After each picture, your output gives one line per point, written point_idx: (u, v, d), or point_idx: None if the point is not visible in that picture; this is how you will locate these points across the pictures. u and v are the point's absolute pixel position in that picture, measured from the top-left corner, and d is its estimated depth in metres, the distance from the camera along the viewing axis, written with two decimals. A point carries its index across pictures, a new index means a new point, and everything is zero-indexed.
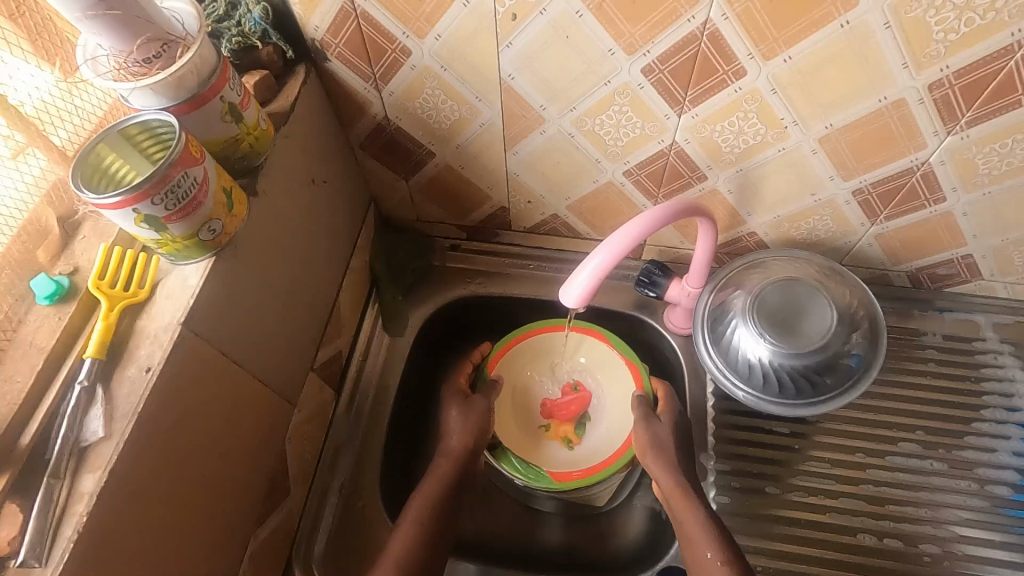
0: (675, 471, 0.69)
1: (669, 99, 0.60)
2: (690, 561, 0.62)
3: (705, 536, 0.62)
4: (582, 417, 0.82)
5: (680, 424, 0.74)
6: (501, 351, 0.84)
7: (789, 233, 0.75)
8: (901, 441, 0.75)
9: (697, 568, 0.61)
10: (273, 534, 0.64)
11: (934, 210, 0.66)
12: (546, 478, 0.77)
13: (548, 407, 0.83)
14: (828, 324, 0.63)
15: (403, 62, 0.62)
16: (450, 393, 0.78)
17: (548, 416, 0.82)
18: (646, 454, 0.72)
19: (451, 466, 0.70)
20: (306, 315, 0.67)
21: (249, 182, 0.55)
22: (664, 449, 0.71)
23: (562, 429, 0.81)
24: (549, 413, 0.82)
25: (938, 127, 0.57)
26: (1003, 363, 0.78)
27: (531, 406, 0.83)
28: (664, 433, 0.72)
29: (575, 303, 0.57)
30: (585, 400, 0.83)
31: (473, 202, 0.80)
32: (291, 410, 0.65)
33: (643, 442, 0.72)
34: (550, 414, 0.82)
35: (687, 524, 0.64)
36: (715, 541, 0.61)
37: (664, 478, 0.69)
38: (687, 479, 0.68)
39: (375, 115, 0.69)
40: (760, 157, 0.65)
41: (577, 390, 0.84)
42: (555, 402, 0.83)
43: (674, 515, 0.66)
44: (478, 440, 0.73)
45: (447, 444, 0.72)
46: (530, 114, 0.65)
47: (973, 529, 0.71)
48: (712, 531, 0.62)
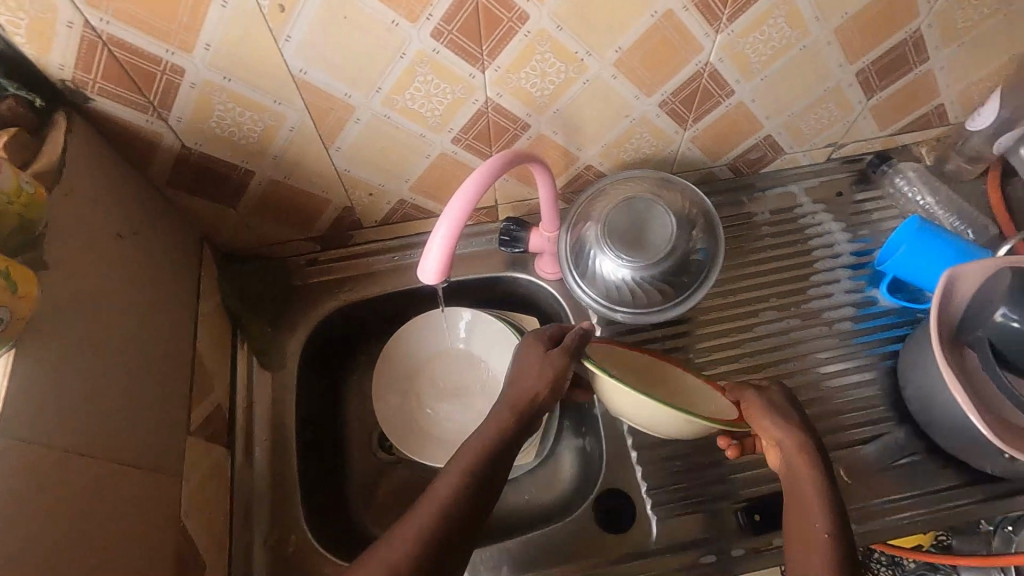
0: (795, 427, 0.63)
1: (467, 58, 0.60)
2: (794, 521, 0.60)
3: (819, 495, 0.59)
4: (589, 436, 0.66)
5: None
6: (388, 351, 0.83)
7: (619, 157, 0.79)
8: (761, 311, 0.84)
9: (800, 532, 0.58)
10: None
11: (729, 103, 0.74)
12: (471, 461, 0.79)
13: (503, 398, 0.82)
14: (670, 230, 0.68)
15: (180, 82, 0.56)
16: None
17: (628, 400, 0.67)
18: (756, 418, 0.64)
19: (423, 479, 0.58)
20: (161, 378, 0.61)
21: (35, 257, 0.48)
22: (771, 408, 0.64)
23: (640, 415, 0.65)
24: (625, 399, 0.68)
25: (707, 29, 0.63)
26: (820, 220, 0.89)
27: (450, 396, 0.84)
28: (757, 395, 0.65)
29: (434, 279, 0.57)
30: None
31: (313, 210, 0.77)
32: (179, 482, 0.60)
33: (756, 404, 0.65)
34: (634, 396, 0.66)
35: (802, 481, 0.60)
36: (821, 498, 0.58)
37: (787, 436, 0.62)
38: (808, 436, 0.62)
39: (170, 147, 0.63)
40: (570, 93, 0.67)
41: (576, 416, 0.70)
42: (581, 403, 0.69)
43: (788, 474, 0.62)
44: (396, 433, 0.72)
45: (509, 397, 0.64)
46: (337, 104, 0.62)
47: (834, 365, 0.81)
48: (828, 491, 0.59)
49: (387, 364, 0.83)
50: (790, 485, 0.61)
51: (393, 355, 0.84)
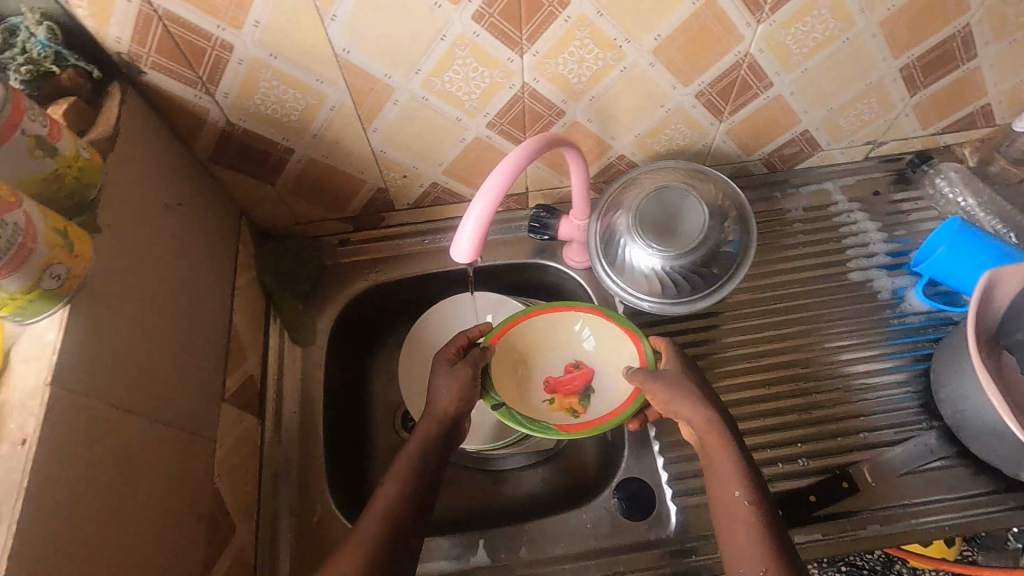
0: (704, 410, 0.62)
1: (507, 41, 0.61)
2: (716, 502, 0.59)
3: (734, 473, 0.58)
4: (589, 390, 0.74)
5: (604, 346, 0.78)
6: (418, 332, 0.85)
7: (652, 148, 0.79)
8: (791, 309, 0.84)
9: (724, 508, 0.58)
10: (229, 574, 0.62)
11: (767, 96, 0.73)
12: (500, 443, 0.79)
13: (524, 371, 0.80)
14: (703, 220, 0.67)
15: (228, 58, 0.58)
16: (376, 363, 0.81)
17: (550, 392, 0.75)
18: (669, 403, 0.64)
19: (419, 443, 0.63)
20: (200, 345, 0.63)
21: (88, 220, 0.50)
22: (685, 393, 0.64)
23: (567, 401, 0.73)
24: (551, 389, 0.75)
25: (749, 18, 0.62)
26: (856, 219, 0.88)
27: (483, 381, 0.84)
28: (675, 377, 0.66)
29: (466, 258, 0.57)
30: (591, 374, 0.75)
31: (349, 190, 0.78)
32: (213, 446, 0.62)
33: (662, 393, 0.65)
34: (553, 389, 0.74)
35: (717, 461, 0.60)
36: (743, 476, 0.58)
37: (697, 417, 0.62)
38: (717, 415, 0.62)
39: (216, 123, 0.65)
40: (606, 81, 0.67)
41: (579, 367, 0.76)
42: (557, 378, 0.75)
43: (705, 455, 0.61)
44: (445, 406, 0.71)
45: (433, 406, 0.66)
46: (377, 85, 0.63)
47: (863, 364, 0.80)
48: (745, 470, 0.58)
49: (416, 341, 0.84)
50: (705, 459, 0.62)
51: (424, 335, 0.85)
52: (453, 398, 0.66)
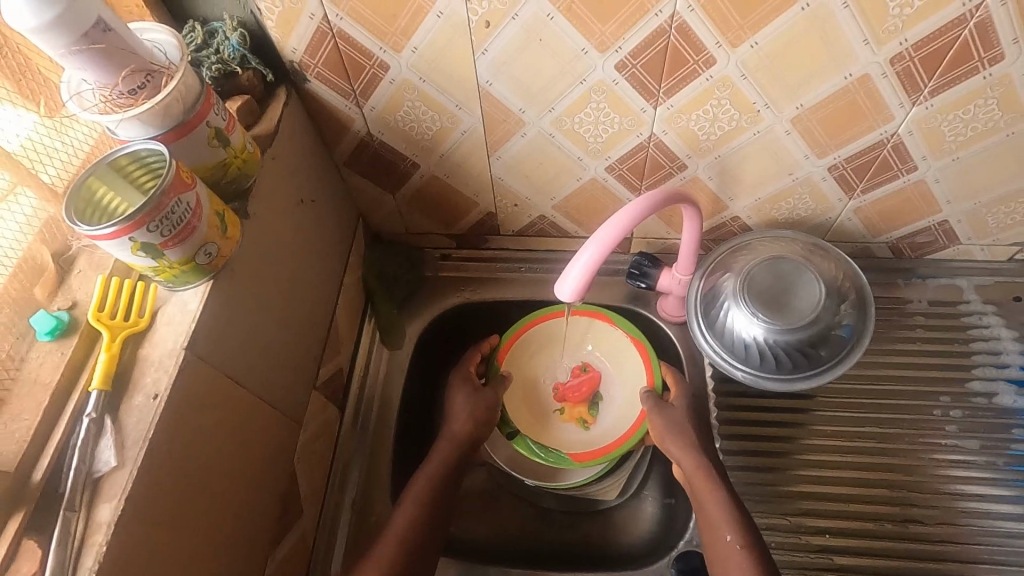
0: (698, 455, 0.69)
1: (644, 92, 0.61)
2: (708, 541, 0.65)
3: (727, 516, 0.64)
4: (596, 398, 0.83)
5: (692, 405, 0.76)
6: (510, 342, 0.85)
7: (771, 215, 0.77)
8: (899, 407, 0.77)
9: (716, 551, 0.64)
10: (289, 554, 0.64)
11: (908, 179, 0.69)
12: (566, 460, 0.79)
13: (561, 391, 0.84)
14: (818, 298, 0.64)
15: (382, 77, 0.63)
16: (457, 378, 0.82)
17: (561, 400, 0.84)
18: (664, 439, 0.73)
19: (450, 450, 0.73)
20: (305, 333, 0.67)
21: (240, 206, 0.55)
22: (681, 433, 0.72)
23: (576, 411, 0.83)
24: (562, 397, 0.84)
25: (903, 99, 0.59)
26: (988, 323, 0.80)
27: (544, 394, 0.84)
28: (679, 416, 0.74)
29: (570, 297, 0.57)
30: (597, 379, 0.84)
31: (461, 210, 0.81)
32: (299, 429, 0.66)
33: (660, 427, 0.73)
34: (563, 398, 0.84)
35: (708, 503, 0.66)
36: (734, 518, 0.64)
37: (687, 460, 0.69)
38: (707, 459, 0.69)
39: (358, 132, 0.70)
40: (736, 142, 0.66)
41: (587, 371, 0.85)
42: (566, 385, 0.84)
43: (694, 496, 0.68)
44: (479, 429, 0.76)
45: (450, 428, 0.75)
46: (510, 117, 0.66)
47: (976, 486, 0.72)
48: (733, 513, 0.65)
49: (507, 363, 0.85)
50: (698, 506, 0.67)
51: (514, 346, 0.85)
52: (466, 421, 0.76)
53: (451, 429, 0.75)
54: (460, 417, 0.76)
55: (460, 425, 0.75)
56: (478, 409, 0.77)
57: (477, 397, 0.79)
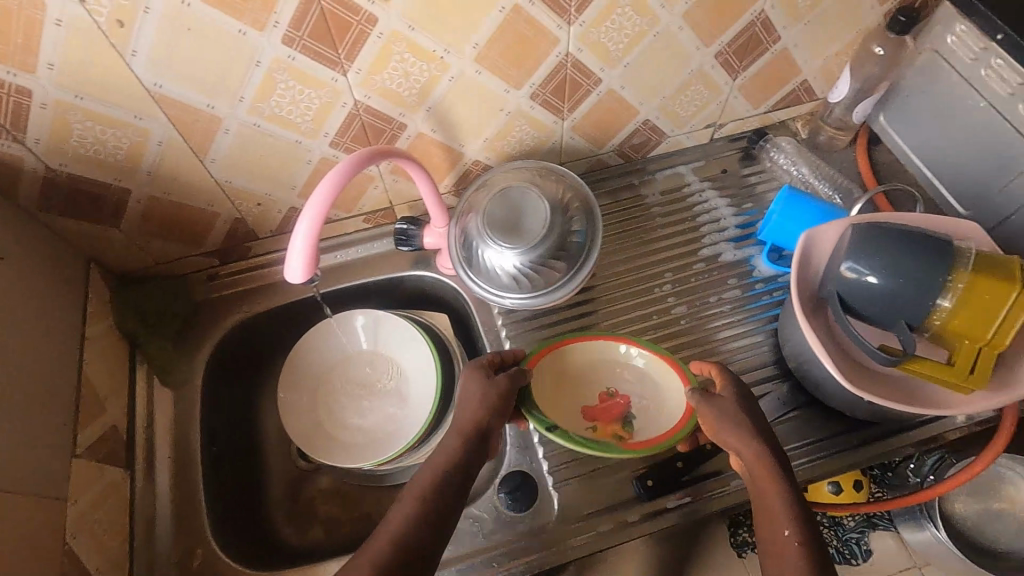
0: (755, 441, 0.61)
1: (325, 62, 0.62)
2: (765, 535, 0.56)
3: (786, 507, 0.56)
4: (628, 415, 0.74)
5: (743, 395, 0.66)
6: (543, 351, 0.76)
7: (504, 150, 0.82)
8: (656, 288, 0.88)
9: (771, 543, 0.55)
10: (421, 523, 0.53)
11: (599, 91, 0.77)
12: (617, 449, 0.68)
13: (590, 412, 0.75)
14: (545, 215, 0.70)
15: (29, 103, 0.56)
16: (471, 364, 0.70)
17: (591, 421, 0.74)
18: (717, 429, 0.64)
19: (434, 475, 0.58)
20: (40, 402, 0.61)
21: None
22: (737, 422, 0.62)
23: (609, 428, 0.73)
24: (591, 418, 0.75)
25: (559, 21, 0.66)
26: (708, 198, 0.94)
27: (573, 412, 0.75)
28: (731, 408, 0.64)
29: (302, 278, 0.57)
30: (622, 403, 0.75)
31: (203, 224, 0.77)
32: (67, 505, 0.60)
33: (711, 418, 0.64)
34: (593, 418, 0.74)
35: (768, 494, 0.58)
36: (795, 514, 0.55)
37: (746, 451, 0.61)
38: (763, 447, 0.60)
39: (35, 170, 0.63)
40: (438, 91, 0.69)
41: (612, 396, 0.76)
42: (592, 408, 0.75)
43: (757, 490, 0.59)
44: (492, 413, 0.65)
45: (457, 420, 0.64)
46: (201, 116, 0.63)
47: (723, 330, 0.85)
48: (794, 504, 0.56)
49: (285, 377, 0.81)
50: (757, 499, 0.59)
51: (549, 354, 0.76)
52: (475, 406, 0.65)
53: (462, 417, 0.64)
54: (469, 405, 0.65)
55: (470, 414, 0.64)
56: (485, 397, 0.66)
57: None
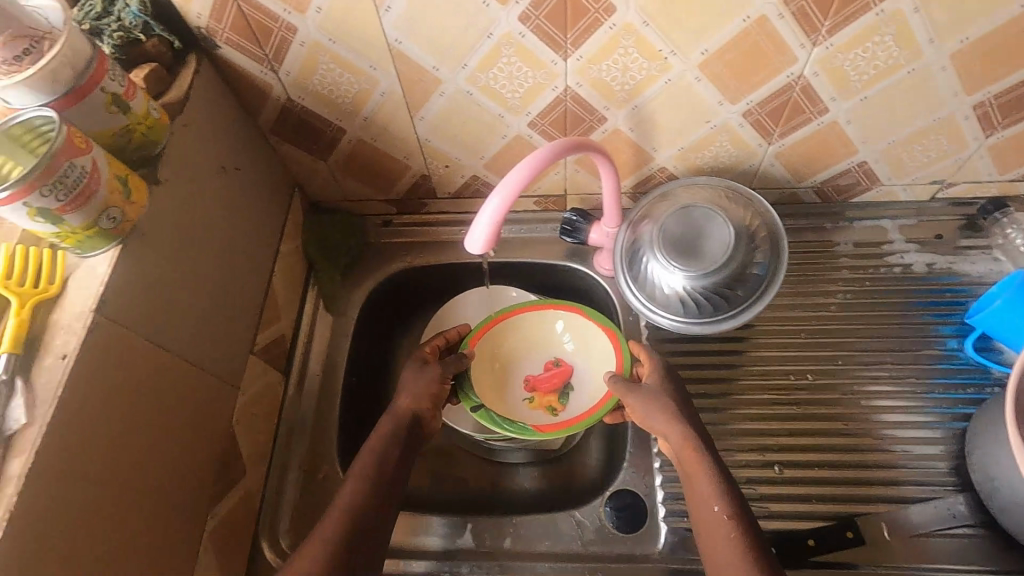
0: (677, 425, 0.67)
1: (551, 44, 0.62)
2: (697, 517, 0.62)
3: (711, 489, 0.62)
4: (568, 388, 0.82)
5: (667, 378, 0.73)
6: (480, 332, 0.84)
7: (696, 164, 0.78)
8: (823, 347, 0.81)
9: (704, 525, 0.61)
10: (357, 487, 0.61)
11: (820, 121, 0.70)
12: (530, 432, 0.77)
13: (532, 382, 0.83)
14: (727, 239, 0.66)
15: (291, 39, 0.63)
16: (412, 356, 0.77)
17: (530, 390, 0.83)
18: (646, 417, 0.69)
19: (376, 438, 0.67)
20: (237, 300, 0.69)
21: (149, 173, 0.55)
22: (661, 406, 0.68)
23: (545, 399, 0.82)
24: (530, 387, 0.83)
25: (803, 40, 0.60)
26: (908, 261, 0.83)
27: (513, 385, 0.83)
28: (654, 392, 0.71)
29: (480, 249, 0.59)
30: (569, 371, 0.83)
31: (395, 174, 0.82)
32: (236, 393, 0.68)
33: (637, 406, 0.70)
34: (532, 388, 0.83)
35: (694, 477, 0.64)
36: (720, 492, 0.62)
37: (671, 433, 0.66)
38: (694, 434, 0.66)
39: (278, 98, 0.70)
40: (649, 91, 0.67)
41: (559, 365, 0.84)
42: (538, 377, 0.84)
43: (684, 472, 0.65)
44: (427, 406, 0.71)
45: (396, 404, 0.70)
46: (425, 76, 0.67)
47: (893, 414, 0.77)
48: (723, 487, 0.62)
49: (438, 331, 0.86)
50: (686, 480, 0.64)
51: (487, 333, 0.84)
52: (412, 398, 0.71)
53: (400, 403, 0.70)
54: (409, 393, 0.71)
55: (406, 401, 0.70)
56: (423, 382, 0.73)
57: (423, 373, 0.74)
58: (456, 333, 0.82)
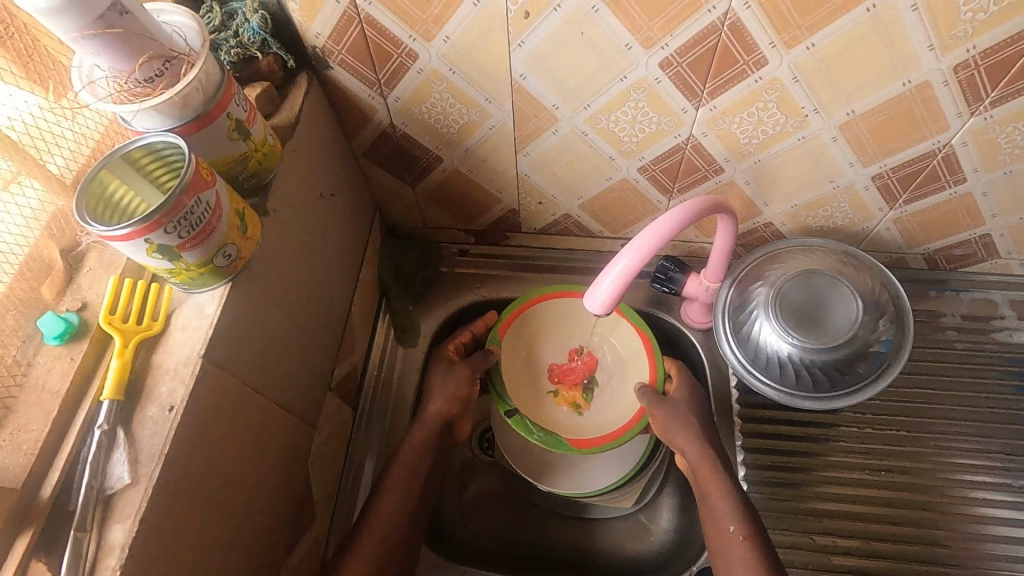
0: (700, 442, 0.68)
1: (687, 92, 0.58)
2: (710, 532, 0.63)
3: (730, 505, 0.63)
4: (591, 382, 0.78)
5: (693, 395, 0.74)
6: (507, 320, 0.79)
7: (806, 222, 0.74)
8: (927, 426, 0.75)
9: (718, 540, 0.61)
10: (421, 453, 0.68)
11: (954, 191, 0.66)
12: (565, 445, 0.73)
13: (557, 372, 0.79)
14: (855, 314, 0.61)
15: (410, 66, 0.59)
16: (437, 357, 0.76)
17: (555, 381, 0.78)
18: (666, 429, 0.70)
19: (424, 435, 0.70)
20: (321, 333, 0.65)
21: (258, 202, 0.52)
22: (683, 422, 0.69)
23: (570, 394, 0.78)
24: (556, 378, 0.78)
25: (962, 109, 0.56)
26: (1018, 340, 0.78)
27: (539, 375, 0.79)
28: (680, 408, 0.71)
29: (600, 308, 0.54)
30: (593, 364, 0.79)
31: (482, 206, 0.78)
32: (312, 433, 0.63)
33: (662, 418, 0.70)
34: (558, 380, 0.78)
35: (711, 493, 0.64)
36: (735, 509, 0.62)
37: (691, 450, 0.67)
38: (712, 451, 0.67)
39: (380, 122, 0.67)
40: (778, 147, 0.63)
41: (583, 355, 0.80)
42: (562, 368, 0.79)
43: (698, 488, 0.66)
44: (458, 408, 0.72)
45: (426, 409, 0.71)
46: (542, 113, 0.63)
47: (1002, 509, 0.72)
48: (738, 504, 0.63)
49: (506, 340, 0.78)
50: (700, 496, 0.65)
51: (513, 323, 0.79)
52: (446, 402, 0.72)
53: (431, 409, 0.71)
54: (439, 396, 0.72)
55: (437, 407, 0.71)
56: (454, 385, 0.72)
57: (454, 373, 0.73)
58: (484, 325, 0.80)
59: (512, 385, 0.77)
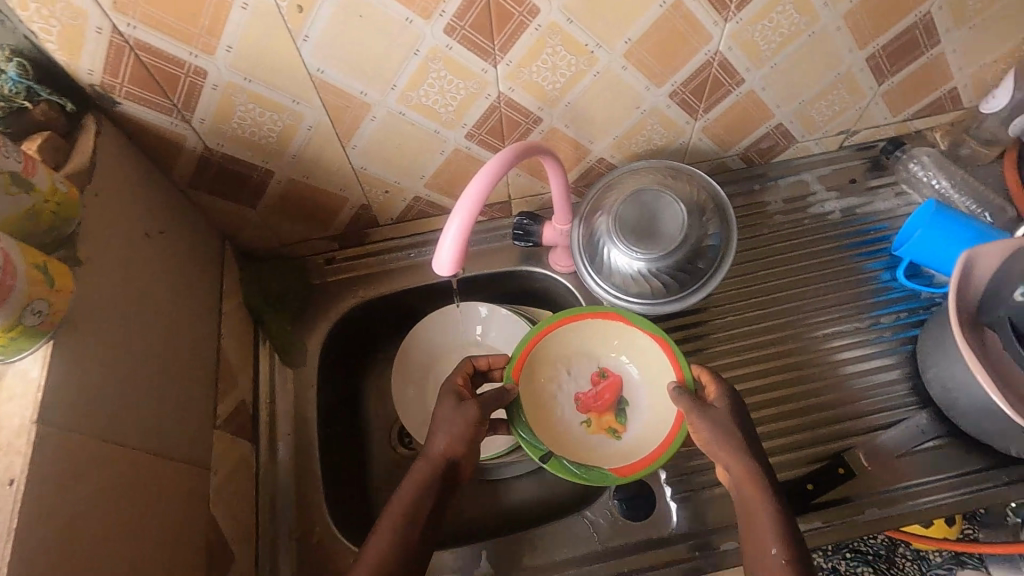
0: (746, 457, 0.60)
1: (479, 53, 0.61)
2: (746, 545, 0.58)
3: (774, 525, 0.57)
4: (621, 403, 0.73)
5: (737, 403, 0.64)
6: (519, 361, 0.71)
7: (631, 149, 0.80)
8: (779, 299, 0.85)
9: (755, 555, 0.57)
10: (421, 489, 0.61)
11: (739, 92, 0.74)
12: (611, 476, 0.67)
13: (582, 402, 0.73)
14: (681, 219, 0.68)
15: (202, 83, 0.58)
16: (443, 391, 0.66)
17: (584, 411, 0.73)
18: (709, 444, 0.62)
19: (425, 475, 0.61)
20: (189, 373, 0.63)
21: (67, 254, 0.49)
22: (727, 437, 0.60)
23: (603, 421, 0.72)
24: (584, 408, 0.73)
25: (716, 18, 0.63)
26: (832, 209, 0.89)
27: (561, 408, 0.72)
28: (723, 419, 0.62)
29: (449, 269, 0.57)
30: (619, 383, 0.74)
31: (332, 209, 0.78)
32: (207, 475, 0.61)
33: (705, 431, 0.62)
34: (587, 409, 0.73)
35: (756, 511, 0.58)
36: (779, 535, 0.56)
37: (735, 466, 0.60)
38: (759, 464, 0.60)
39: (194, 149, 0.65)
40: (580, 87, 0.68)
41: (606, 376, 0.74)
42: (585, 395, 0.73)
43: (743, 504, 0.59)
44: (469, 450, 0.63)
45: (430, 446, 0.63)
46: (353, 102, 0.64)
47: (853, 350, 0.82)
48: (782, 528, 0.57)
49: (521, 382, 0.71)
50: (742, 510, 0.59)
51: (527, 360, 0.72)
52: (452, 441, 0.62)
53: (436, 447, 0.63)
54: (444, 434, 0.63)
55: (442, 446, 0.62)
56: (461, 425, 0.63)
57: (461, 410, 0.63)
58: (489, 361, 0.71)
59: (534, 424, 0.70)
